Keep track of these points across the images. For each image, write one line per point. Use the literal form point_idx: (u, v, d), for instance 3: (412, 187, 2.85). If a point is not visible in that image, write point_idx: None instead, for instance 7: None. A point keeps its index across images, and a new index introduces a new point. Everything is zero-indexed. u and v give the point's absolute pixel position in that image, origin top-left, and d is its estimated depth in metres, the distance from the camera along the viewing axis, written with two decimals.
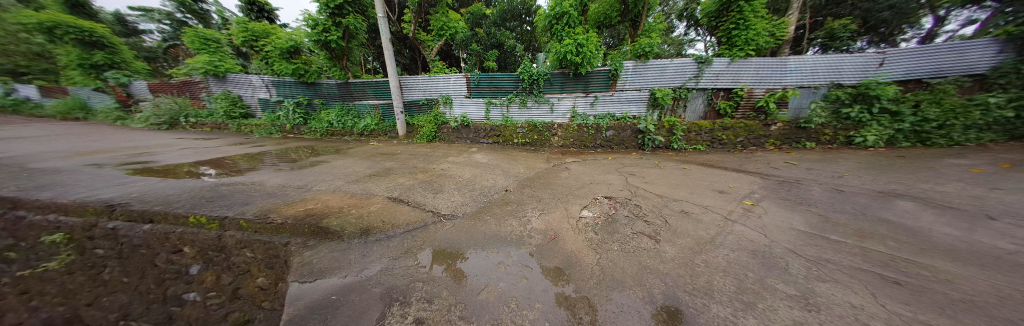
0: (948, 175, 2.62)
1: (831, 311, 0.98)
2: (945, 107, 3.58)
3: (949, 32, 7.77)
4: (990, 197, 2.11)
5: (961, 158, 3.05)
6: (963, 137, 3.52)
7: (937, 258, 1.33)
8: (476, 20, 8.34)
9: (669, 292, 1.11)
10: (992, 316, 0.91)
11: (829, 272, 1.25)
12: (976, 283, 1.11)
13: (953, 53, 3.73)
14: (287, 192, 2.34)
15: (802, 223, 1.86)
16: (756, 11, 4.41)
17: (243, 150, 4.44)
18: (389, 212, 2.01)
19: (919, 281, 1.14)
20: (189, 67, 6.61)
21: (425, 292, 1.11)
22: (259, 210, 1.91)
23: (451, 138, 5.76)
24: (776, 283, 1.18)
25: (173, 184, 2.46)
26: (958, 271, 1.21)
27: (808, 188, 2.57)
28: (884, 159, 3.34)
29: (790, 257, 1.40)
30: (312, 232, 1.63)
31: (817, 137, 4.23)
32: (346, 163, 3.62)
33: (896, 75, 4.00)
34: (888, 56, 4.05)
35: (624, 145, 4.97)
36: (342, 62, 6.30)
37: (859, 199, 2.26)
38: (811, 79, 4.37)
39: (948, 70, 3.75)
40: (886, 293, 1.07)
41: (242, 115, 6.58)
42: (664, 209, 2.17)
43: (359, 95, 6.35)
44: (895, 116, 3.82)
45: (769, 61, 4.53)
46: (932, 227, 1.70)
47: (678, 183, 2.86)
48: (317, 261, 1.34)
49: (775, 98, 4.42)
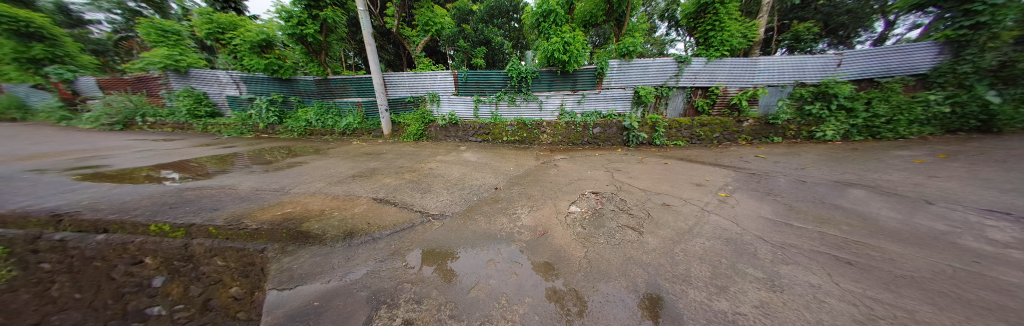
0: (893, 165, 2.93)
1: (793, 290, 1.07)
2: (893, 104, 3.97)
3: (898, 35, 8.56)
4: (927, 184, 2.38)
5: (906, 151, 3.40)
6: (909, 131, 3.90)
7: (881, 239, 1.51)
8: (463, 16, 8.24)
9: (651, 281, 1.17)
10: (927, 289, 1.04)
11: (792, 255, 1.36)
12: (916, 261, 1.26)
13: (899, 55, 4.15)
14: (262, 196, 2.21)
15: (770, 211, 2.01)
16: (731, 13, 4.69)
17: (210, 151, 4.12)
18: (375, 213, 1.96)
19: (868, 260, 1.28)
20: (145, 61, 5.96)
21: (413, 293, 1.10)
22: (232, 215, 1.80)
23: (439, 137, 5.66)
24: (746, 267, 1.27)
25: (133, 190, 2.26)
26: (898, 250, 1.38)
27: (775, 179, 2.78)
28: (842, 151, 3.66)
29: (758, 243, 1.51)
30: (291, 237, 1.56)
31: (783, 133, 4.56)
32: (327, 164, 3.46)
33: (851, 74, 4.40)
34: (846, 56, 4.44)
35: (610, 142, 5.10)
36: (320, 57, 6.01)
37: (820, 188, 2.47)
38: (779, 78, 4.71)
39: (895, 71, 4.18)
40: (840, 272, 1.19)
41: (208, 114, 6.05)
42: (648, 202, 2.25)
43: (340, 92, 6.06)
44: (850, 112, 4.19)
45: (741, 62, 4.82)
46: (880, 212, 1.91)
47: (660, 177, 2.99)
48: (297, 267, 1.28)
49: (747, 96, 4.71)
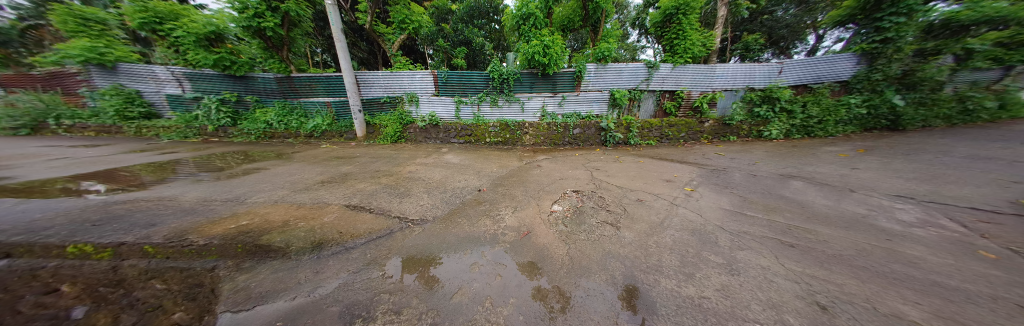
0: (823, 159, 3.41)
1: (749, 273, 1.20)
2: (823, 107, 4.59)
3: (825, 47, 9.97)
4: (849, 174, 2.80)
5: (834, 146, 3.96)
6: (835, 130, 4.56)
7: (816, 223, 1.74)
8: (441, 15, 8.07)
9: (628, 273, 1.23)
10: (852, 265, 1.22)
11: (746, 241, 1.52)
12: (842, 241, 1.47)
13: (827, 64, 4.82)
14: (214, 208, 1.97)
15: (728, 203, 2.23)
16: (692, 24, 5.14)
17: (146, 158, 3.59)
18: (348, 221, 1.83)
19: (805, 242, 1.48)
20: (59, 54, 5.02)
21: (392, 303, 1.05)
22: (173, 231, 1.57)
23: (419, 139, 5.48)
24: (709, 254, 1.39)
25: (41, 206, 1.88)
26: (829, 232, 1.60)
27: (732, 174, 3.09)
28: (785, 148, 4.16)
29: (718, 232, 1.67)
30: (248, 252, 1.40)
31: (738, 132, 5.08)
32: (291, 170, 3.18)
33: (791, 80, 5.03)
34: (786, 65, 5.06)
35: (589, 142, 5.30)
36: (281, 53, 5.51)
37: (768, 181, 2.79)
38: (733, 83, 5.25)
39: (824, 77, 4.85)
40: (785, 254, 1.36)
41: (143, 116, 5.25)
42: (623, 199, 2.38)
43: (306, 91, 5.62)
44: (790, 114, 4.78)
45: (702, 68, 5.29)
46: (815, 200, 2.20)
47: (634, 174, 3.17)
48: (256, 285, 1.15)
49: (707, 99, 5.16)
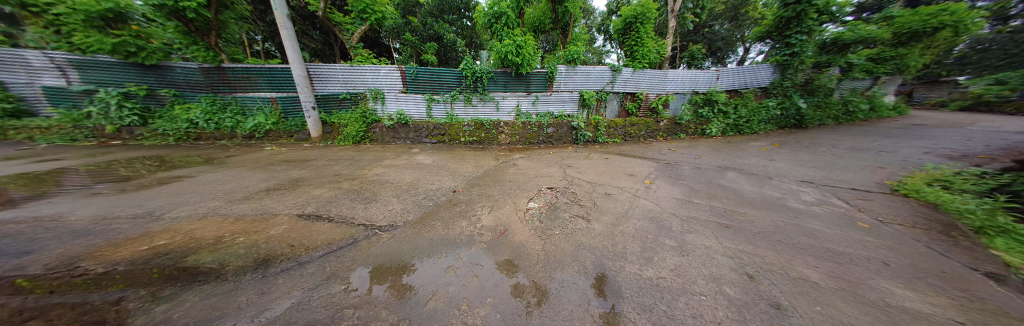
0: (751, 152, 4.05)
1: (697, 252, 1.37)
2: (750, 109, 5.44)
3: (751, 58, 11.81)
4: (769, 164, 3.37)
5: (758, 142, 4.73)
6: (759, 128, 5.43)
7: (747, 207, 2.05)
8: (408, 7, 7.62)
9: (598, 262, 1.32)
10: (772, 240, 1.47)
11: (694, 225, 1.75)
12: (765, 220, 1.77)
13: (751, 73, 5.74)
14: (120, 226, 1.60)
15: (679, 192, 2.52)
16: (648, 33, 5.65)
17: (7, 168, 2.75)
18: (302, 232, 1.64)
19: (738, 223, 1.74)
20: None
21: (357, 318, 0.96)
22: (57, 260, 1.23)
23: (386, 139, 5.12)
24: (665, 239, 1.55)
25: None
26: (755, 214, 1.91)
27: (682, 167, 3.49)
28: (724, 143, 4.83)
29: (672, 219, 1.88)
30: (168, 277, 1.16)
31: (686, 131, 5.72)
32: (225, 177, 2.72)
33: (725, 86, 5.88)
34: (722, 73, 5.90)
35: (562, 140, 5.51)
36: (210, 39, 4.68)
37: (710, 172, 3.21)
38: (682, 87, 5.95)
39: (749, 84, 5.75)
40: (723, 234, 1.58)
41: (8, 114, 4.00)
42: (593, 193, 2.53)
43: (243, 85, 4.82)
44: (726, 114, 5.56)
45: (657, 73, 5.88)
46: (746, 187, 2.60)
47: (602, 170, 3.39)
48: (182, 314, 0.97)
49: (662, 101, 5.71)
